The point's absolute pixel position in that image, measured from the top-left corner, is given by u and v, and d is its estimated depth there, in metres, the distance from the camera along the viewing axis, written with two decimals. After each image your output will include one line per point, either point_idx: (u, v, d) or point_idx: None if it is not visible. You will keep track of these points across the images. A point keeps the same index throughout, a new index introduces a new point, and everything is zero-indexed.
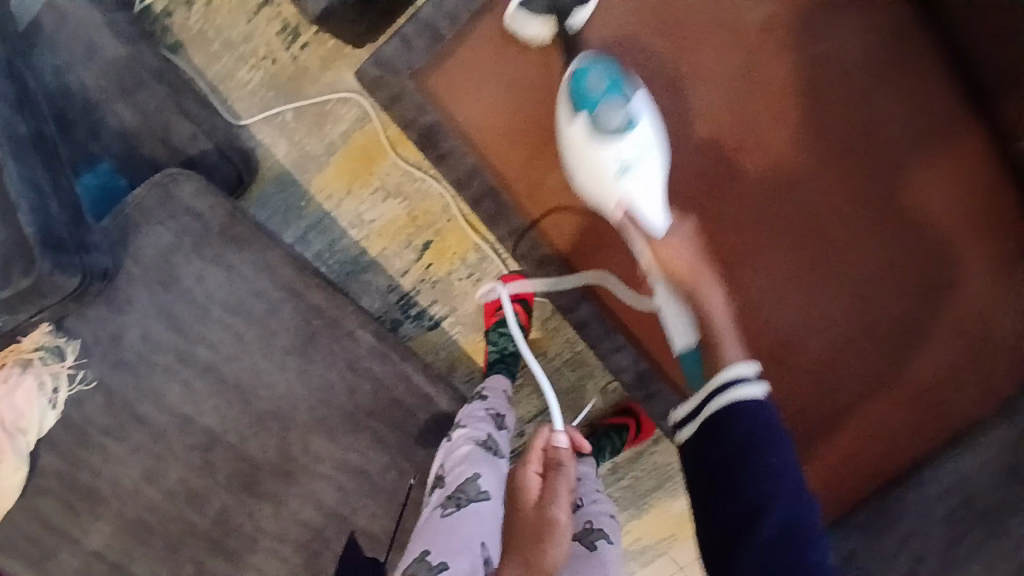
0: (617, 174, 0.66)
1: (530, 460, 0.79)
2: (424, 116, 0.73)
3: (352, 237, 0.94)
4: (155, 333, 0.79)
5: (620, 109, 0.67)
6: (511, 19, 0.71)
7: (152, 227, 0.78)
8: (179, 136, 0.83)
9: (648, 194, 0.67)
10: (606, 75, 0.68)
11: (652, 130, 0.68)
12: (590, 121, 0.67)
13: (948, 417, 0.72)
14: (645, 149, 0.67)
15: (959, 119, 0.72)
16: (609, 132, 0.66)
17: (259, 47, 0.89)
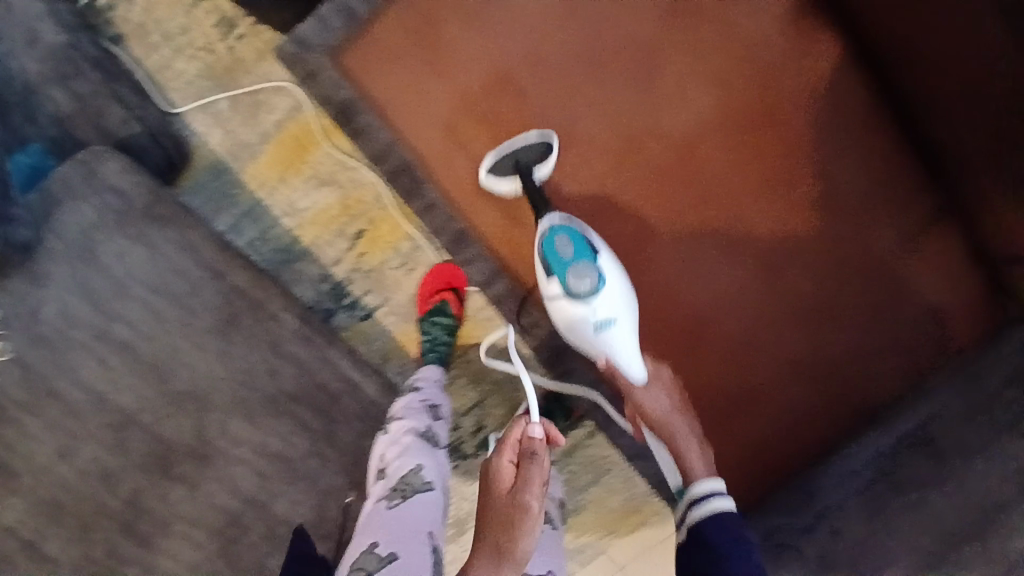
0: (596, 331, 0.68)
1: (503, 450, 0.68)
2: (339, 92, 0.74)
3: (285, 225, 0.95)
4: (73, 308, 0.79)
5: (591, 273, 0.68)
6: (484, 180, 0.74)
7: (76, 204, 0.79)
8: (111, 120, 0.84)
9: (628, 343, 0.69)
10: (571, 237, 0.69)
11: (622, 284, 0.69)
12: (563, 284, 0.68)
13: (857, 391, 0.75)
14: (620, 306, 0.68)
15: (861, 101, 0.75)
16: (584, 295, 0.68)
17: (197, 38, 0.92)
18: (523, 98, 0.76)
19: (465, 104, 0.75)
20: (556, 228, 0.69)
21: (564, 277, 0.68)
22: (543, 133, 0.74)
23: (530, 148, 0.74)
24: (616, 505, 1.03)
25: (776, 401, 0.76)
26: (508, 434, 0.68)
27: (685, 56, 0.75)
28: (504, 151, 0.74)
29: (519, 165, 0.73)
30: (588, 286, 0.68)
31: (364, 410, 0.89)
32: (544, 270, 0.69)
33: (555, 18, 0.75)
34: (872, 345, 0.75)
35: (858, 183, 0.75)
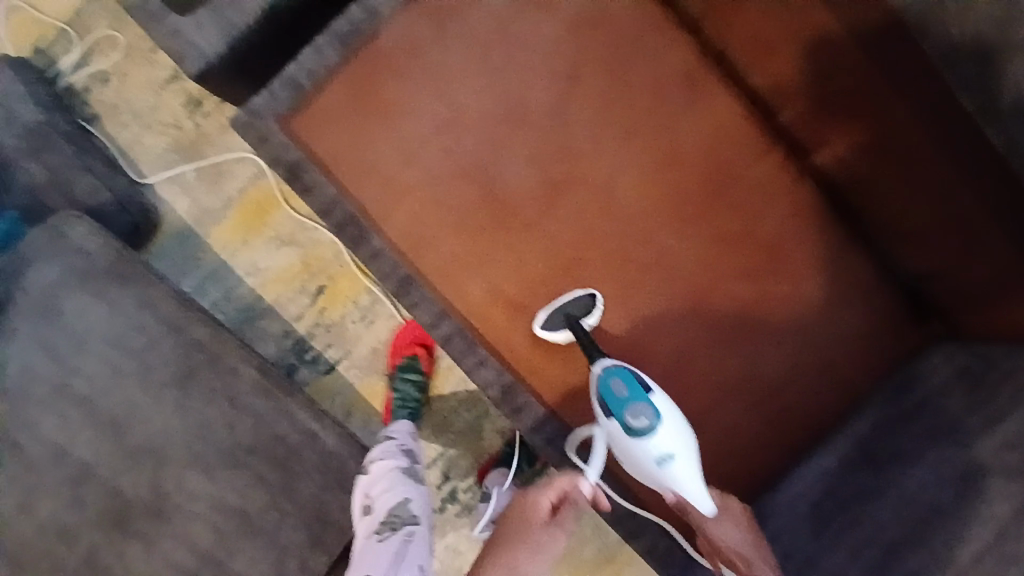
0: (658, 468, 0.68)
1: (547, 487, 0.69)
2: (288, 153, 0.79)
3: (248, 285, 0.99)
4: (36, 364, 0.82)
5: (646, 413, 0.68)
6: (538, 334, 0.77)
7: (40, 265, 0.83)
8: (81, 189, 0.89)
9: (692, 476, 0.68)
10: (626, 377, 0.69)
11: (679, 418, 0.69)
12: (622, 425, 0.68)
13: (795, 408, 0.79)
14: (680, 440, 0.68)
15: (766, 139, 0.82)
16: (643, 433, 0.67)
17: (165, 115, 0.98)
18: (460, 149, 0.81)
19: (405, 158, 0.81)
20: (611, 368, 0.70)
21: (623, 418, 0.68)
22: (586, 288, 0.78)
23: (579, 302, 0.77)
24: (588, 555, 1.03)
25: (720, 426, 0.78)
26: (559, 481, 0.68)
27: (599, 104, 0.81)
28: (555, 307, 0.77)
29: (570, 320, 0.76)
30: (644, 424, 0.68)
31: (323, 462, 0.87)
32: (602, 410, 0.70)
33: (473, 74, 0.81)
34: (803, 365, 0.79)
35: (775, 215, 0.81)
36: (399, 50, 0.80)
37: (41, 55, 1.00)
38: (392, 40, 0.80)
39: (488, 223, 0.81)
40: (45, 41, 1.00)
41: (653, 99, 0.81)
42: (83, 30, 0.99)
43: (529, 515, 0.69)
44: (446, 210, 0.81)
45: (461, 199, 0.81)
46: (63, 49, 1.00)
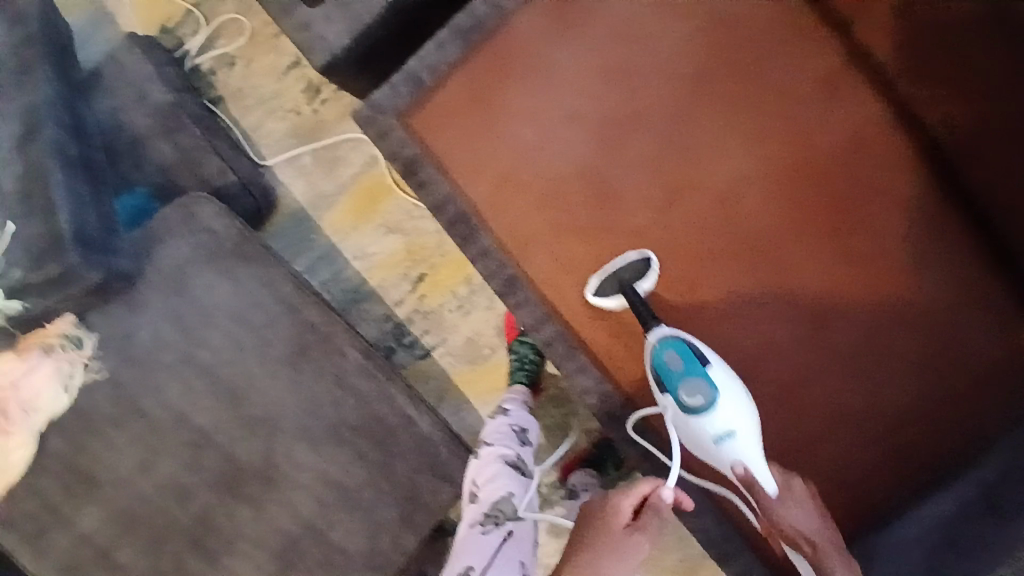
0: (715, 445, 0.67)
1: (631, 490, 0.65)
2: (406, 149, 0.81)
3: (354, 268, 1.03)
4: (164, 333, 0.87)
5: (700, 388, 0.67)
6: (592, 301, 0.79)
7: (174, 241, 0.88)
8: (209, 171, 0.94)
9: (755, 455, 0.67)
10: (681, 352, 0.69)
11: (741, 394, 0.68)
12: (675, 399, 0.69)
13: (921, 441, 0.74)
14: (741, 418, 0.67)
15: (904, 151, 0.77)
16: (698, 408, 0.67)
17: (286, 101, 1.02)
18: (575, 153, 0.81)
19: (518, 159, 0.82)
20: (665, 343, 0.70)
21: (676, 391, 0.68)
22: (642, 252, 0.78)
23: (631, 268, 0.78)
24: (670, 564, 1.06)
25: (829, 449, 0.76)
26: (641, 485, 0.64)
27: (724, 108, 0.80)
28: (607, 274, 0.78)
29: (623, 285, 0.77)
30: (700, 400, 0.67)
31: (419, 447, 0.92)
32: (657, 385, 0.71)
33: (597, 74, 0.81)
34: (927, 397, 0.74)
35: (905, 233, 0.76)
36: (523, 47, 0.81)
37: (168, 35, 1.03)
38: (517, 38, 0.81)
39: (602, 227, 0.81)
40: (172, 21, 1.03)
41: (782, 106, 0.79)
42: (209, 13, 1.02)
43: (610, 520, 0.64)
44: (559, 213, 0.81)
45: (574, 202, 0.81)
46: (189, 30, 1.02)
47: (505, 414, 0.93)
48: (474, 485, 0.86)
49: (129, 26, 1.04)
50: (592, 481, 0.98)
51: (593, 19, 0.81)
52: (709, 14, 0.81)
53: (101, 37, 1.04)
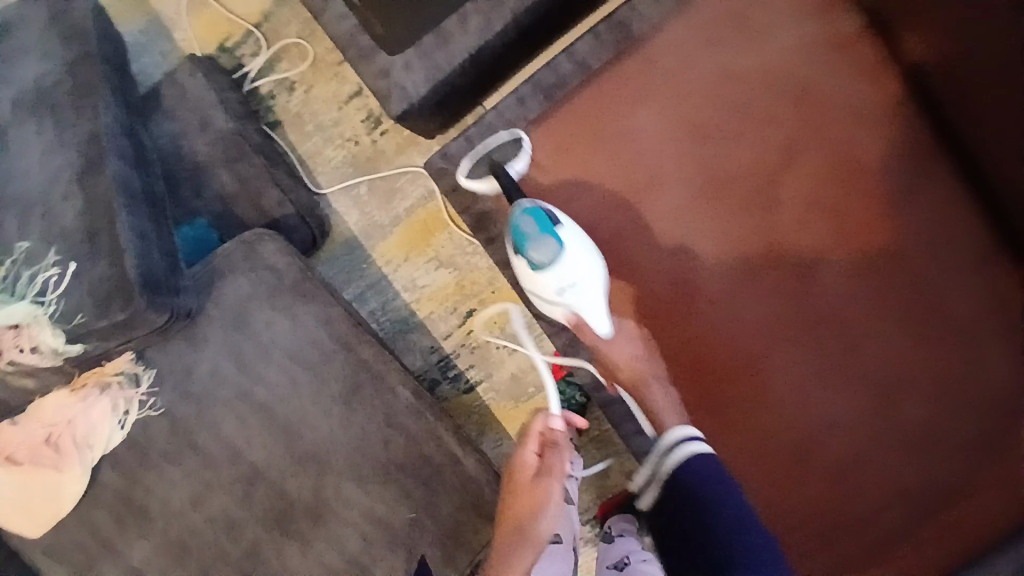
0: (560, 293, 0.79)
1: (529, 442, 0.83)
2: (478, 203, 0.82)
3: (404, 299, 1.02)
4: (222, 369, 0.87)
5: (547, 248, 0.77)
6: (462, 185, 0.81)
7: (234, 279, 0.88)
8: (268, 201, 0.94)
9: (588, 305, 0.79)
10: (535, 218, 0.77)
11: (584, 254, 0.78)
12: (525, 257, 0.78)
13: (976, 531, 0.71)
14: (579, 274, 0.77)
15: (983, 237, 0.75)
16: (547, 265, 0.78)
17: (345, 130, 1.02)
18: (649, 217, 0.81)
19: (591, 221, 0.82)
20: (523, 211, 0.78)
21: (526, 254, 0.78)
22: (512, 130, 0.80)
23: (502, 147, 0.81)
24: None
25: (884, 530, 0.74)
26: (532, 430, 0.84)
27: (810, 180, 0.79)
28: (479, 155, 0.81)
29: (493, 166, 0.80)
30: (548, 257, 0.77)
31: (462, 486, 0.91)
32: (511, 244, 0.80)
33: (683, 138, 0.80)
34: (991, 483, 0.72)
35: (983, 319, 0.75)
36: (609, 101, 0.81)
37: (227, 55, 1.04)
38: (603, 91, 0.81)
39: (677, 289, 0.80)
40: (232, 40, 1.04)
41: (869, 181, 0.77)
42: (271, 35, 1.03)
43: (522, 471, 0.82)
44: (633, 274, 0.81)
45: (646, 263, 0.81)
46: (250, 52, 1.03)
47: None
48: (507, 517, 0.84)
49: (189, 46, 1.05)
50: (627, 524, 0.97)
51: (684, 80, 0.80)
52: (804, 82, 0.79)
53: (162, 55, 1.06)
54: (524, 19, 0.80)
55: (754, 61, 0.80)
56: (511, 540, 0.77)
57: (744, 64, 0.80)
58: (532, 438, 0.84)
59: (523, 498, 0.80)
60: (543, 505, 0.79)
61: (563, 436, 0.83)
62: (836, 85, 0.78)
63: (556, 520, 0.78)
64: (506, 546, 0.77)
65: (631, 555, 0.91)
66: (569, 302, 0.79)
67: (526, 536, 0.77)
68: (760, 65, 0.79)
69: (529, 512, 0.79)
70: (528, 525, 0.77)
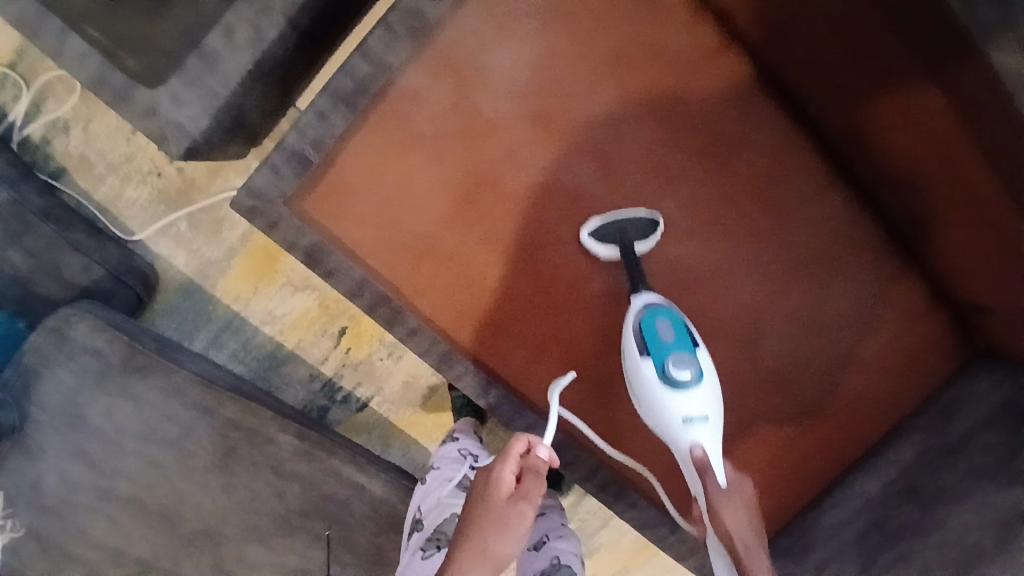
0: (680, 427, 0.65)
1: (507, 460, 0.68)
2: (304, 238, 0.71)
3: (265, 333, 0.94)
4: (73, 475, 0.79)
5: (691, 362, 0.65)
6: (586, 241, 0.76)
7: (53, 371, 0.79)
8: (70, 269, 0.82)
9: (715, 442, 0.65)
10: (675, 327, 0.67)
11: (717, 390, 0.66)
12: (660, 368, 0.65)
13: (841, 442, 0.80)
14: (711, 403, 0.65)
15: (819, 168, 0.77)
16: (679, 388, 0.65)
17: (143, 163, 0.88)
18: (486, 218, 0.76)
19: (433, 230, 0.75)
20: (655, 312, 0.68)
21: (662, 361, 0.65)
22: (653, 215, 0.76)
23: (637, 224, 0.75)
24: (628, 542, 1.10)
25: (767, 462, 0.80)
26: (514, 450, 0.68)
27: (646, 150, 0.76)
28: (614, 223, 0.75)
29: (623, 239, 0.75)
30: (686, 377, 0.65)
31: (374, 510, 0.88)
32: (640, 350, 0.67)
33: (512, 121, 0.75)
34: (855, 395, 0.79)
35: (833, 246, 0.78)
36: (416, 108, 0.72)
37: None
38: (409, 99, 0.72)
39: (527, 283, 0.78)
40: None
41: (714, 137, 0.76)
42: (29, 73, 0.86)
43: (493, 489, 0.68)
44: (487, 275, 0.77)
45: (502, 262, 0.77)
46: (9, 97, 0.87)
47: (454, 440, 0.91)
48: (419, 511, 0.85)
49: None
50: (552, 501, 0.98)
51: (489, 67, 0.73)
52: (630, 37, 0.74)
53: None
54: (300, 19, 0.69)
55: (571, 25, 0.73)
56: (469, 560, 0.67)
57: (560, 29, 0.73)
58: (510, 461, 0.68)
59: (487, 518, 0.68)
60: (506, 529, 0.67)
61: (546, 463, 0.69)
62: (659, 42, 0.74)
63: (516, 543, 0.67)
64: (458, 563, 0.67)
65: (551, 531, 0.93)
66: (696, 422, 0.64)
67: (484, 556, 0.66)
68: (578, 25, 0.73)
69: (491, 535, 0.67)
70: (488, 542, 0.67)
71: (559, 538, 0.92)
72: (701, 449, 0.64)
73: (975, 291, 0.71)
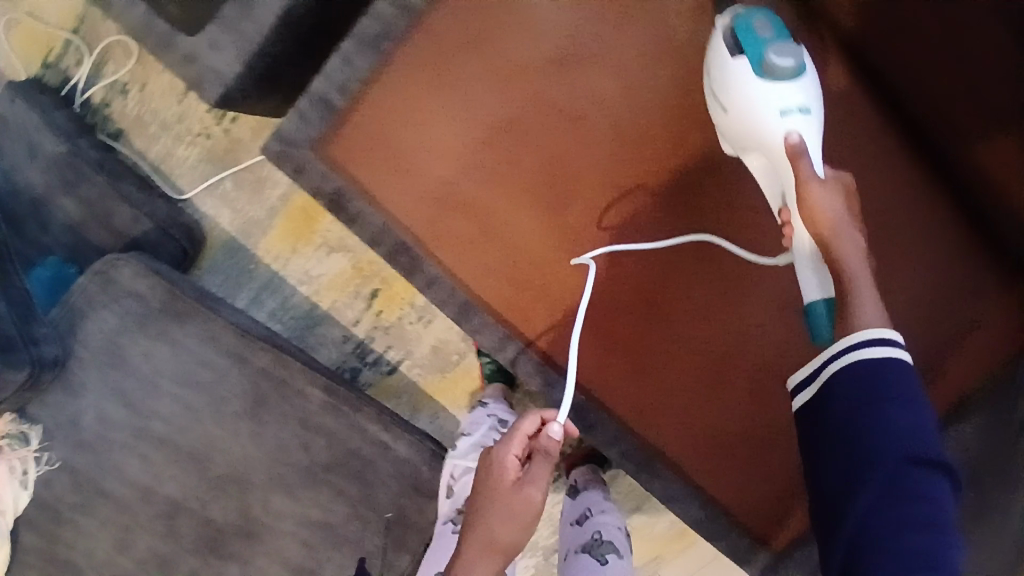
0: (780, 118, 0.64)
1: (512, 442, 0.71)
2: (328, 182, 0.73)
3: (302, 293, 0.97)
4: (111, 412, 0.83)
5: (793, 53, 0.63)
6: None
7: (97, 312, 0.82)
8: (122, 220, 0.87)
9: (812, 135, 0.64)
10: (771, 20, 0.64)
11: (813, 82, 0.65)
12: (757, 61, 0.64)
13: None
14: (811, 97, 0.65)
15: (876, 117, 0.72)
16: (779, 78, 0.63)
17: (192, 124, 0.92)
18: (508, 168, 0.76)
19: (456, 175, 0.75)
20: (754, 11, 0.65)
21: (765, 54, 0.63)
22: None
23: None
24: (660, 528, 1.07)
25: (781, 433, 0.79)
26: (522, 429, 0.71)
27: (674, 95, 0.74)
28: None
29: None
30: (788, 68, 0.63)
31: (398, 471, 0.90)
32: (731, 51, 0.65)
33: (539, 65, 0.74)
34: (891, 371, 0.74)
35: (898, 205, 0.72)
36: (453, 44, 0.74)
37: (51, 71, 0.93)
38: (433, 40, 0.73)
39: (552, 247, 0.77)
40: (54, 54, 0.93)
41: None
42: (91, 37, 0.92)
43: (499, 471, 0.71)
44: (510, 226, 0.76)
45: (527, 213, 0.76)
46: (73, 62, 0.93)
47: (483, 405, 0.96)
48: (452, 478, 0.91)
49: (14, 72, 0.94)
50: (592, 476, 0.98)
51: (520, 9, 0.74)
52: None
53: None
54: None
55: None
56: (477, 544, 0.69)
57: None
58: (516, 441, 0.71)
59: (493, 502, 0.71)
60: (515, 513, 0.69)
61: (557, 444, 0.70)
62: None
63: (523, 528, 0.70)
64: (468, 548, 0.70)
65: (594, 506, 0.92)
66: (793, 114, 0.64)
67: (490, 541, 0.69)
68: None
69: (497, 520, 0.70)
70: (494, 529, 0.69)
71: (602, 514, 0.91)
72: (799, 135, 0.63)
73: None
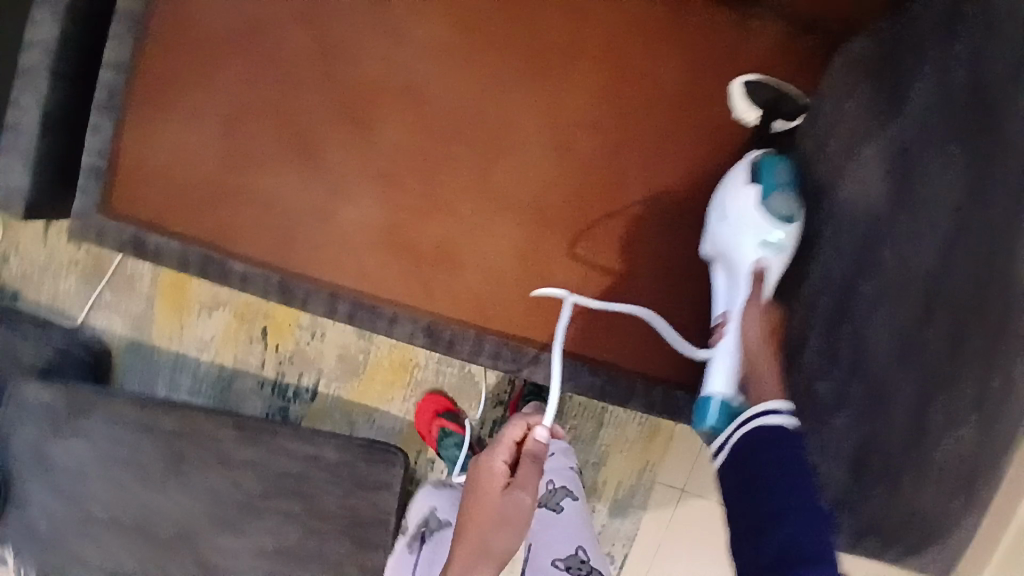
0: (757, 246, 0.70)
1: (500, 448, 0.69)
2: (123, 232, 0.82)
3: (206, 361, 1.05)
4: (56, 511, 0.91)
5: (792, 204, 0.70)
6: None
7: (19, 429, 0.92)
8: (24, 355, 0.98)
9: (776, 270, 0.71)
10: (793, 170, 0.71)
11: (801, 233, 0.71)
12: (769, 190, 0.71)
13: (672, 213, 0.83)
14: (795, 240, 0.71)
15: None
16: (770, 214, 0.70)
17: (62, 259, 1.05)
18: (262, 148, 0.83)
19: (222, 171, 0.83)
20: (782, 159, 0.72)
21: (765, 195, 0.70)
22: None
23: None
24: (634, 434, 1.08)
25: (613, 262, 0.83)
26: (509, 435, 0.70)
27: (372, 24, 0.84)
28: None
29: None
30: (783, 212, 0.70)
31: (336, 474, 0.92)
32: (750, 177, 0.73)
33: (252, 50, 0.84)
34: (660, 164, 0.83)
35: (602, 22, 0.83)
36: (173, 75, 0.83)
37: None
38: (155, 73, 0.83)
39: (331, 198, 0.83)
40: None
41: None
42: None
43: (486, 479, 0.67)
44: (286, 194, 0.83)
45: (295, 174, 0.83)
46: None
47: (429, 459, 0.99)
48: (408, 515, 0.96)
49: None
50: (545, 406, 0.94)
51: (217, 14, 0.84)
52: None
53: None
54: (60, 70, 0.84)
55: None
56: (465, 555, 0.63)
57: None
58: (504, 447, 0.69)
59: (484, 512, 0.65)
60: (508, 522, 0.65)
61: (544, 447, 0.70)
62: None
63: (517, 533, 0.64)
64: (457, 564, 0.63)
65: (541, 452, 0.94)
66: (769, 249, 0.70)
67: (480, 549, 0.63)
68: None
69: (489, 531, 0.64)
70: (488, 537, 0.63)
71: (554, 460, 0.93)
72: (760, 270, 0.70)
73: (831, 9, 0.79)
